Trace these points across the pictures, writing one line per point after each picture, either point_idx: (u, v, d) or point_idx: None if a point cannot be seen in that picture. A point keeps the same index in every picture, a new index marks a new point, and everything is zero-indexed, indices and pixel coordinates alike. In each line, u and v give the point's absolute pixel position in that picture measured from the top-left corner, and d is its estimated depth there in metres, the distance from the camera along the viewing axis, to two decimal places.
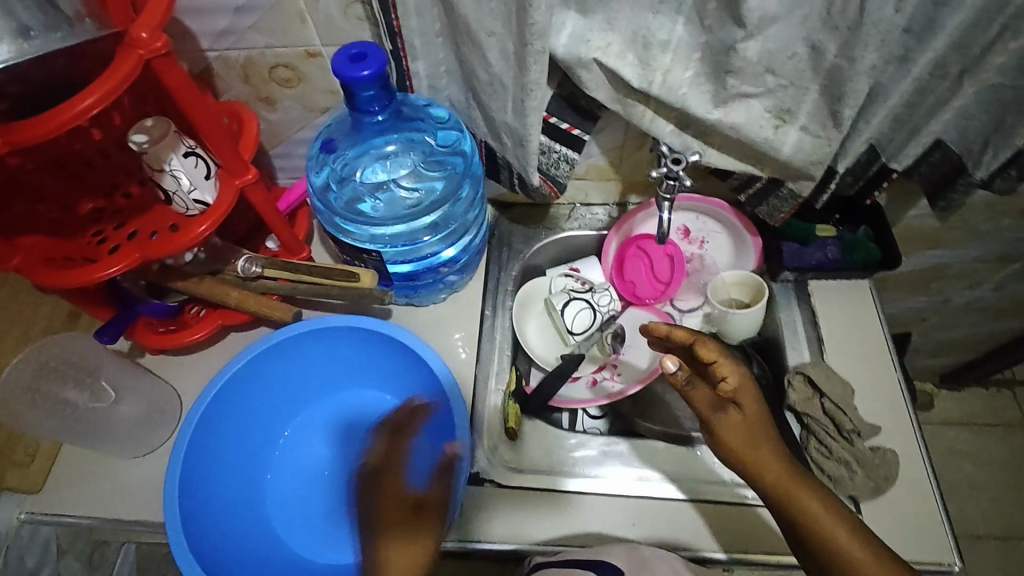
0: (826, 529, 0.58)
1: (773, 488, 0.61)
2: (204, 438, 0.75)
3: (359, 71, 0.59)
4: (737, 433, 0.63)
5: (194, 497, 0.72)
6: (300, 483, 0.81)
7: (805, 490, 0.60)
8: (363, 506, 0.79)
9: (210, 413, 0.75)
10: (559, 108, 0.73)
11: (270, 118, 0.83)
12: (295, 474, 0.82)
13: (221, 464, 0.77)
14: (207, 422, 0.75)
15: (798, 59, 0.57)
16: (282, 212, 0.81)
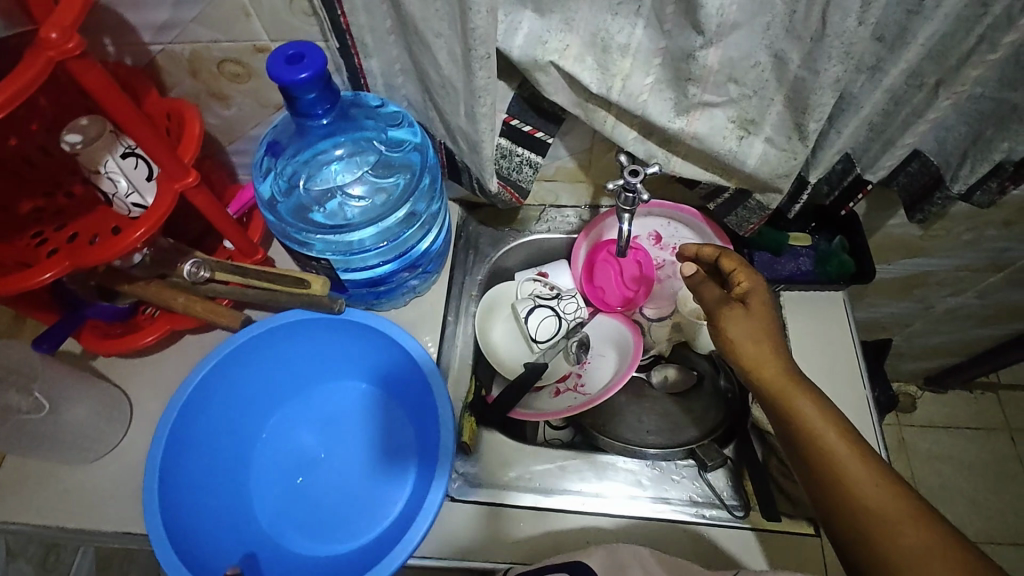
0: (816, 429, 0.51)
1: (763, 383, 0.55)
2: (178, 449, 0.71)
3: (297, 73, 0.55)
4: (743, 330, 0.58)
5: (175, 502, 0.69)
6: (286, 478, 0.78)
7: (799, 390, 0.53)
8: (354, 498, 0.76)
9: (182, 421, 0.71)
10: (522, 110, 0.70)
11: (223, 114, 0.79)
12: (278, 473, 0.79)
13: (201, 467, 0.74)
14: (179, 432, 0.71)
15: (761, 68, 0.53)
16: (233, 214, 0.81)
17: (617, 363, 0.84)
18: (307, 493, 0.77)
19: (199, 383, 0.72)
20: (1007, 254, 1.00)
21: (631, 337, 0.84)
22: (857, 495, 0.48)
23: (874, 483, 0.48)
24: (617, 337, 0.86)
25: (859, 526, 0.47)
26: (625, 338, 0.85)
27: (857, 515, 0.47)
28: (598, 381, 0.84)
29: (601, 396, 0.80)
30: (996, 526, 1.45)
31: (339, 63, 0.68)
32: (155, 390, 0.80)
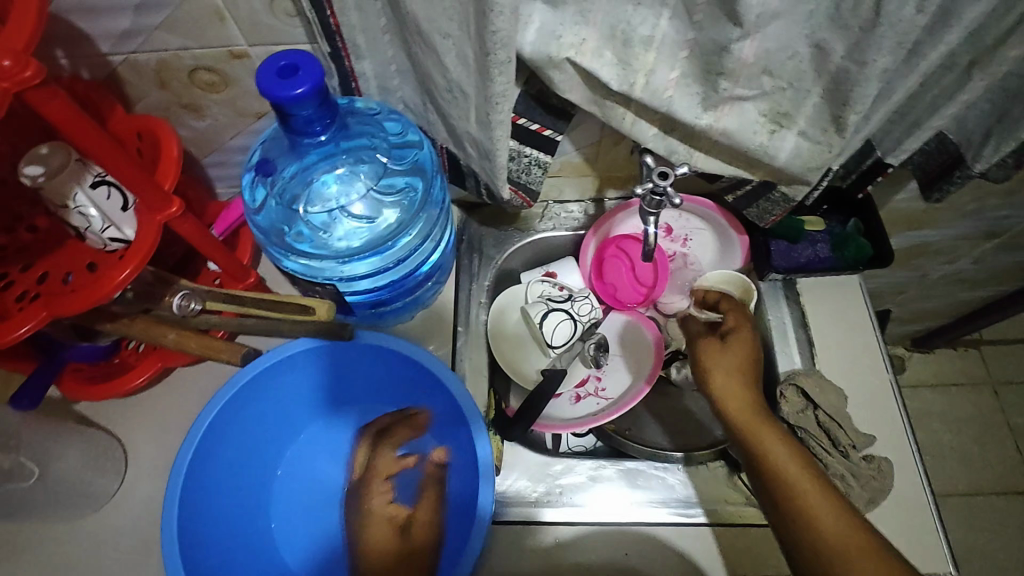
0: (779, 457, 0.60)
1: (739, 415, 0.65)
2: (194, 502, 0.66)
3: (293, 89, 0.49)
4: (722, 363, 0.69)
5: (198, 564, 0.64)
6: (310, 515, 0.74)
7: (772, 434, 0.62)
8: (388, 528, 0.73)
9: (195, 471, 0.66)
10: (528, 107, 0.65)
11: (197, 126, 0.72)
12: (300, 511, 0.75)
13: (219, 520, 0.69)
14: (193, 484, 0.66)
15: (799, 59, 0.50)
16: (219, 236, 0.73)
17: (640, 365, 0.82)
18: (337, 529, 0.73)
19: (208, 431, 0.67)
20: (1005, 221, 1.00)
21: (651, 337, 0.82)
22: (812, 521, 0.55)
23: (833, 522, 0.55)
24: (635, 338, 0.84)
25: (806, 541, 0.55)
26: (643, 339, 0.83)
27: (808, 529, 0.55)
28: (620, 387, 0.82)
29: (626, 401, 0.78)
30: (987, 477, 1.48)
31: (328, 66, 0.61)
32: (149, 431, 0.74)
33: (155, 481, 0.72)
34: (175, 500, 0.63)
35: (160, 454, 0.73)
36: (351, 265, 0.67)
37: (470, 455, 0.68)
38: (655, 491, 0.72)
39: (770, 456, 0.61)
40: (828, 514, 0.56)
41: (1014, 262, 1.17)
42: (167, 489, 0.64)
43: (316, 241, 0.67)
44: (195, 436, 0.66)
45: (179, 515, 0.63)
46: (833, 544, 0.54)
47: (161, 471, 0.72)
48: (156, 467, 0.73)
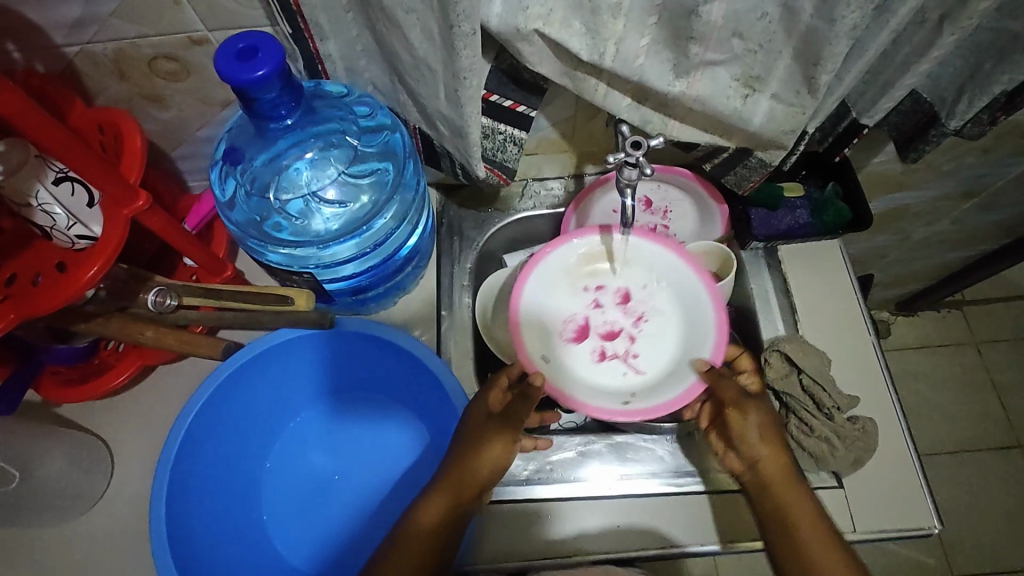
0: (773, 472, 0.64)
1: (768, 476, 0.64)
2: (180, 497, 0.65)
3: (253, 72, 0.48)
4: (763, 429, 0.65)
5: (190, 557, 0.64)
6: (302, 505, 0.74)
7: (770, 448, 0.65)
8: (378, 513, 0.73)
9: (180, 467, 0.65)
10: (500, 83, 0.64)
11: (162, 118, 0.70)
12: (290, 502, 0.74)
13: (208, 515, 0.69)
14: (178, 480, 0.65)
15: (768, 19, 0.49)
16: (193, 230, 0.71)
17: (672, 312, 0.74)
18: (328, 514, 0.73)
19: (193, 425, 0.66)
20: (983, 180, 1.00)
21: (714, 325, 0.69)
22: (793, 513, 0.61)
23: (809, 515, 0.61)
24: (692, 291, 0.72)
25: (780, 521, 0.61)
26: (703, 303, 0.71)
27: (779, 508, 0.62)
28: (655, 350, 0.73)
29: (653, 368, 0.72)
30: (972, 434, 1.51)
31: (293, 49, 0.60)
32: (134, 430, 0.73)
33: (142, 481, 0.71)
34: (162, 496, 0.62)
35: (146, 453, 0.72)
36: (330, 253, 0.66)
37: None
38: (645, 464, 0.73)
39: (771, 469, 0.64)
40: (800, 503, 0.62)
41: (993, 221, 1.18)
42: (153, 483, 0.63)
43: (292, 232, 0.66)
44: (179, 430, 0.65)
45: (166, 512, 0.63)
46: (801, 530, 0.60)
47: (148, 470, 0.72)
48: (142, 467, 0.72)
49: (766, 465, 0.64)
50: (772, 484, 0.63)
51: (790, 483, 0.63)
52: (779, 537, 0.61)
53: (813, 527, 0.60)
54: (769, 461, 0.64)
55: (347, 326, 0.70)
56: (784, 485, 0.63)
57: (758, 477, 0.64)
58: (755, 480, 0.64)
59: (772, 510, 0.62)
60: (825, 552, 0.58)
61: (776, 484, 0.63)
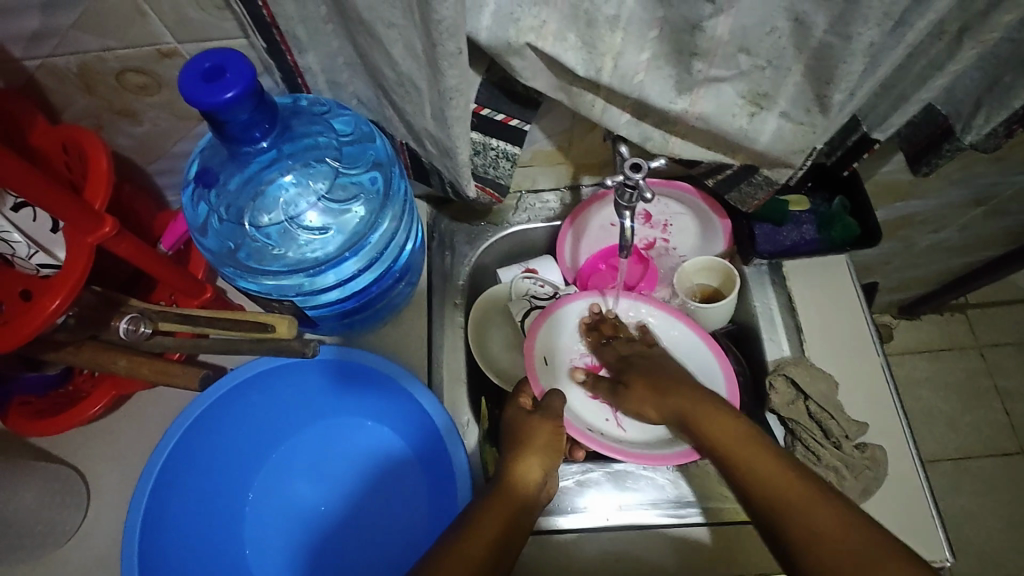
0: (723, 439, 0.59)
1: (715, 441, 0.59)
2: (155, 538, 0.63)
3: (219, 93, 0.44)
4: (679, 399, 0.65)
5: None
6: (286, 539, 0.71)
7: (715, 412, 0.62)
8: (366, 547, 0.70)
9: (155, 507, 0.62)
10: (492, 96, 0.60)
11: (135, 133, 0.66)
12: (274, 537, 0.71)
13: (187, 553, 0.66)
14: (153, 520, 0.62)
15: (778, 34, 0.45)
16: (168, 250, 0.67)
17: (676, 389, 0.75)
18: (314, 546, 0.71)
19: (167, 461, 0.63)
20: (993, 188, 0.97)
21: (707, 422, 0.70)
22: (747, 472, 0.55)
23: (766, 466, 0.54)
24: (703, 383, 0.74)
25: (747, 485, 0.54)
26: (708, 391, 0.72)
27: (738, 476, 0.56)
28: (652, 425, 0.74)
29: (634, 434, 0.73)
30: (974, 440, 1.49)
31: (268, 62, 0.56)
32: (112, 460, 0.70)
33: (119, 514, 0.68)
34: (133, 540, 0.60)
35: (123, 485, 0.69)
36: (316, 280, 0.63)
37: (448, 466, 0.65)
38: (645, 493, 0.70)
39: (713, 433, 0.60)
40: (754, 458, 0.55)
41: (1001, 227, 1.15)
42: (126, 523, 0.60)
43: (270, 259, 0.62)
44: (153, 467, 0.62)
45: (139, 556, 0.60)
46: (765, 488, 0.53)
47: (126, 502, 0.69)
48: (120, 500, 0.69)
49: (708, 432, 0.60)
50: (727, 451, 0.57)
51: (745, 440, 0.57)
52: (759, 504, 0.52)
53: (771, 476, 0.53)
54: (704, 423, 0.61)
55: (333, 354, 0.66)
56: (733, 443, 0.58)
57: (714, 447, 0.59)
58: (716, 457, 0.59)
59: (740, 479, 0.55)
60: (795, 498, 0.51)
61: (727, 446, 0.58)
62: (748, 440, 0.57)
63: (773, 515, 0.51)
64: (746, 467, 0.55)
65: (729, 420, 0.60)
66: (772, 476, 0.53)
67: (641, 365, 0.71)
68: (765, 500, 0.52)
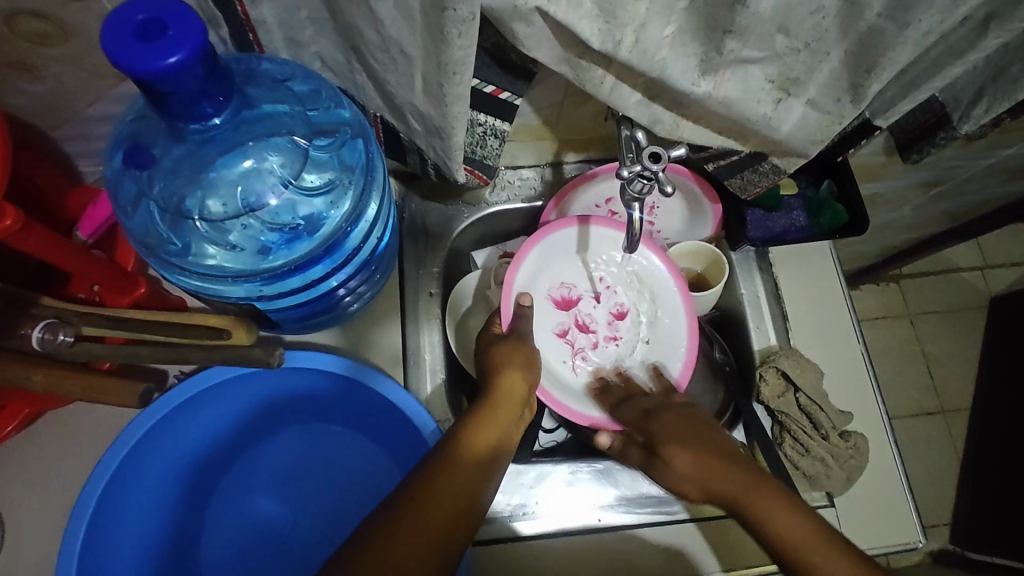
0: (743, 494, 0.54)
1: (735, 495, 0.55)
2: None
3: (162, 57, 0.34)
4: (687, 446, 0.59)
5: None
6: (251, 560, 0.64)
7: (721, 455, 0.58)
8: None
9: (93, 544, 0.54)
10: (482, 65, 0.52)
11: (33, 92, 0.53)
12: (237, 558, 0.64)
13: None
14: (92, 559, 0.54)
15: (823, 14, 0.40)
16: (88, 238, 0.56)
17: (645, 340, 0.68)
18: (280, 569, 0.64)
19: (104, 496, 0.55)
20: (952, 171, 0.99)
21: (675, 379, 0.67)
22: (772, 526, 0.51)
23: (792, 518, 0.51)
24: (671, 324, 0.67)
25: (778, 537, 0.51)
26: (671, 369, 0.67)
27: (761, 530, 0.52)
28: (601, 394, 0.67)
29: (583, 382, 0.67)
30: None
31: (211, 12, 0.46)
32: (33, 483, 0.60)
33: (49, 545, 0.59)
34: None
35: (51, 512, 0.59)
36: (280, 283, 0.55)
37: None
38: (633, 490, 0.68)
39: (730, 486, 0.55)
40: (777, 510, 0.52)
41: (950, 207, 1.18)
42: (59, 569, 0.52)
43: (221, 257, 0.53)
44: (86, 505, 0.54)
45: None
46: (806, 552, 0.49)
47: (55, 533, 0.59)
48: (48, 529, 0.59)
49: (730, 483, 0.55)
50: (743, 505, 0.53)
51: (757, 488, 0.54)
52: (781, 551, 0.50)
53: (800, 528, 0.50)
54: (727, 480, 0.55)
55: (302, 362, 0.59)
56: (749, 494, 0.54)
57: (724, 497, 0.55)
58: (726, 502, 0.55)
59: (752, 521, 0.53)
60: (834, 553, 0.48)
61: (741, 496, 0.54)
62: (772, 490, 0.53)
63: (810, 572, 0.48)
64: (771, 518, 0.52)
65: (736, 462, 0.56)
66: (783, 525, 0.51)
67: (673, 428, 0.61)
68: (799, 553, 0.49)
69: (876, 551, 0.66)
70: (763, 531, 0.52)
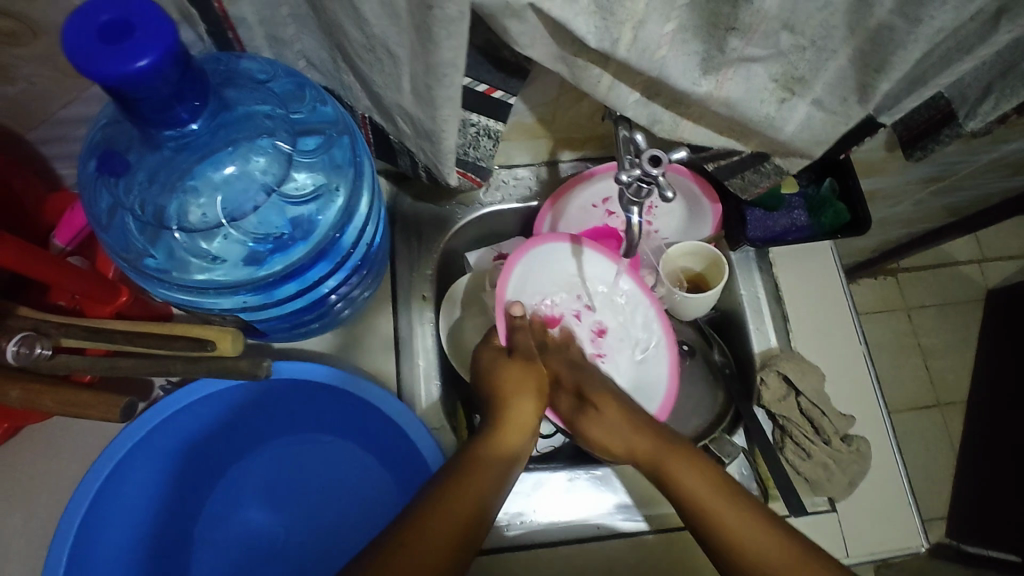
0: (662, 462, 0.53)
1: (648, 463, 0.54)
2: None
3: (130, 61, 0.32)
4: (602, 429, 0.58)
5: None
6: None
7: (629, 415, 0.57)
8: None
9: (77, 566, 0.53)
10: (475, 63, 0.50)
11: (5, 94, 0.50)
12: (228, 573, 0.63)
13: None
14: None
15: (831, 10, 0.38)
16: (67, 245, 0.54)
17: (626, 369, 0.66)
18: None
19: (89, 516, 0.53)
20: (954, 166, 0.97)
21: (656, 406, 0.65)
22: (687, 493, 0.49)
23: (700, 479, 0.50)
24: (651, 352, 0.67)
25: (692, 503, 0.49)
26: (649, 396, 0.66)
27: (677, 496, 0.50)
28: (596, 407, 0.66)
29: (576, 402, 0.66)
30: None
31: (186, 10, 0.44)
32: (14, 499, 0.58)
33: (31, 562, 0.57)
34: None
35: (33, 528, 0.57)
36: (270, 293, 0.53)
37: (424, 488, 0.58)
38: (633, 496, 0.67)
39: (655, 456, 0.53)
40: (688, 474, 0.50)
41: (950, 201, 1.16)
42: None
43: (204, 270, 0.51)
44: (69, 527, 0.52)
45: None
46: (721, 529, 0.46)
47: (37, 549, 0.57)
48: (30, 546, 0.57)
49: (649, 449, 0.54)
50: (699, 505, 0.48)
51: (711, 483, 0.49)
52: (696, 521, 0.48)
53: (711, 492, 0.49)
54: (644, 449, 0.55)
55: (291, 370, 0.57)
56: (668, 456, 0.53)
57: (646, 463, 0.54)
58: (648, 471, 0.54)
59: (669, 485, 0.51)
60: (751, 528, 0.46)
61: (660, 464, 0.53)
62: (684, 453, 0.52)
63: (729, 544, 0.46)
64: (685, 483, 0.50)
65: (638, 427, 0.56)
66: (700, 494, 0.49)
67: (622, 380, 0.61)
68: (719, 532, 0.46)
69: (878, 556, 0.65)
70: (686, 508, 0.49)
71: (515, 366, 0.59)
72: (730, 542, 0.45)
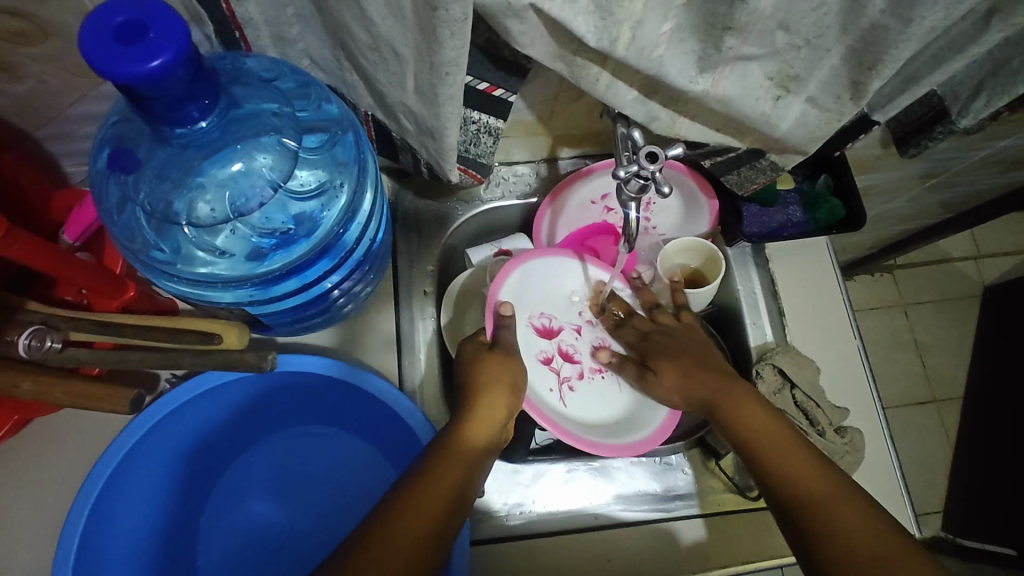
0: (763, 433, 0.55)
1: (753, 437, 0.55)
2: None
3: (144, 61, 0.33)
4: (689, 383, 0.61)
5: None
6: (246, 566, 0.64)
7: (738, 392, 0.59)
8: None
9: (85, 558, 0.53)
10: (476, 62, 0.51)
11: (13, 93, 0.51)
12: (233, 564, 0.64)
13: None
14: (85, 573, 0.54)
15: (824, 10, 0.40)
16: (76, 241, 0.55)
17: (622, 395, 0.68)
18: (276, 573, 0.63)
19: (96, 508, 0.54)
20: (949, 163, 0.98)
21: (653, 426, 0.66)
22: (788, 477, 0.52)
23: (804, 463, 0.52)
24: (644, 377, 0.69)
25: (788, 481, 0.51)
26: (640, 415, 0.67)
27: (775, 471, 0.52)
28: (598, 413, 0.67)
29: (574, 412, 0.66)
30: None
31: (195, 10, 0.45)
32: (23, 490, 0.59)
33: (40, 552, 0.58)
34: None
35: (42, 518, 0.58)
36: (275, 287, 0.54)
37: None
38: (631, 488, 0.68)
39: (757, 431, 0.55)
40: (792, 454, 0.53)
41: (945, 198, 1.17)
42: None
43: (208, 263, 0.52)
44: (78, 518, 0.52)
45: None
46: (816, 498, 0.49)
47: (45, 540, 0.58)
48: (38, 537, 0.58)
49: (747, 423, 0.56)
50: (797, 486, 0.51)
51: (800, 459, 0.52)
52: (788, 494, 0.51)
53: (798, 464, 0.52)
54: (747, 422, 0.56)
55: (292, 364, 0.58)
56: (770, 435, 0.55)
57: (745, 438, 0.56)
58: (739, 445, 0.56)
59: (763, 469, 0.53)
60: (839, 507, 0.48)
61: (761, 438, 0.55)
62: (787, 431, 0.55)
63: (821, 518, 0.48)
64: (785, 463, 0.52)
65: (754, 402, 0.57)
66: (801, 475, 0.51)
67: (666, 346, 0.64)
68: (805, 497, 0.50)
69: None
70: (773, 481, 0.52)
71: (494, 359, 0.59)
72: (821, 518, 0.48)
